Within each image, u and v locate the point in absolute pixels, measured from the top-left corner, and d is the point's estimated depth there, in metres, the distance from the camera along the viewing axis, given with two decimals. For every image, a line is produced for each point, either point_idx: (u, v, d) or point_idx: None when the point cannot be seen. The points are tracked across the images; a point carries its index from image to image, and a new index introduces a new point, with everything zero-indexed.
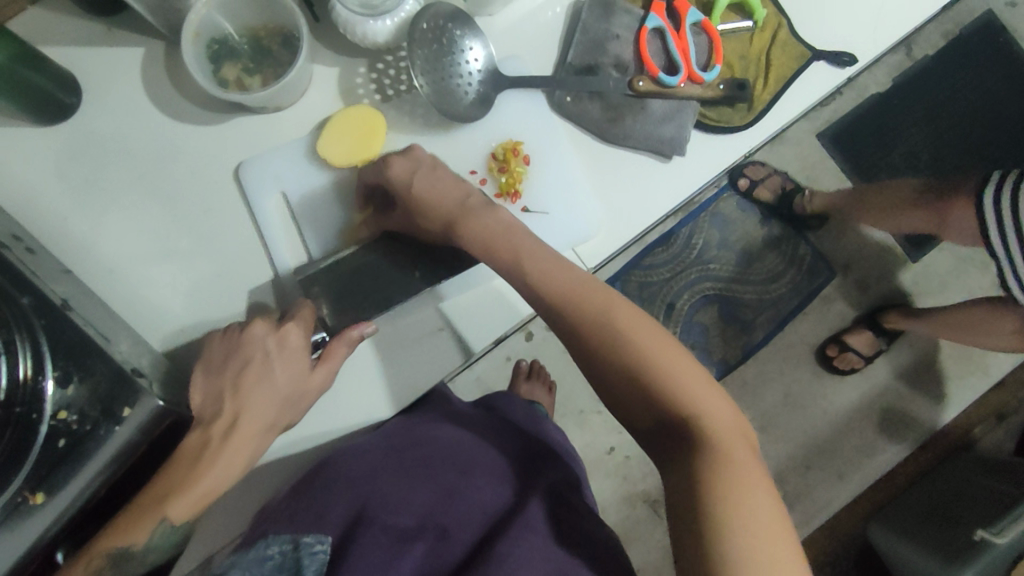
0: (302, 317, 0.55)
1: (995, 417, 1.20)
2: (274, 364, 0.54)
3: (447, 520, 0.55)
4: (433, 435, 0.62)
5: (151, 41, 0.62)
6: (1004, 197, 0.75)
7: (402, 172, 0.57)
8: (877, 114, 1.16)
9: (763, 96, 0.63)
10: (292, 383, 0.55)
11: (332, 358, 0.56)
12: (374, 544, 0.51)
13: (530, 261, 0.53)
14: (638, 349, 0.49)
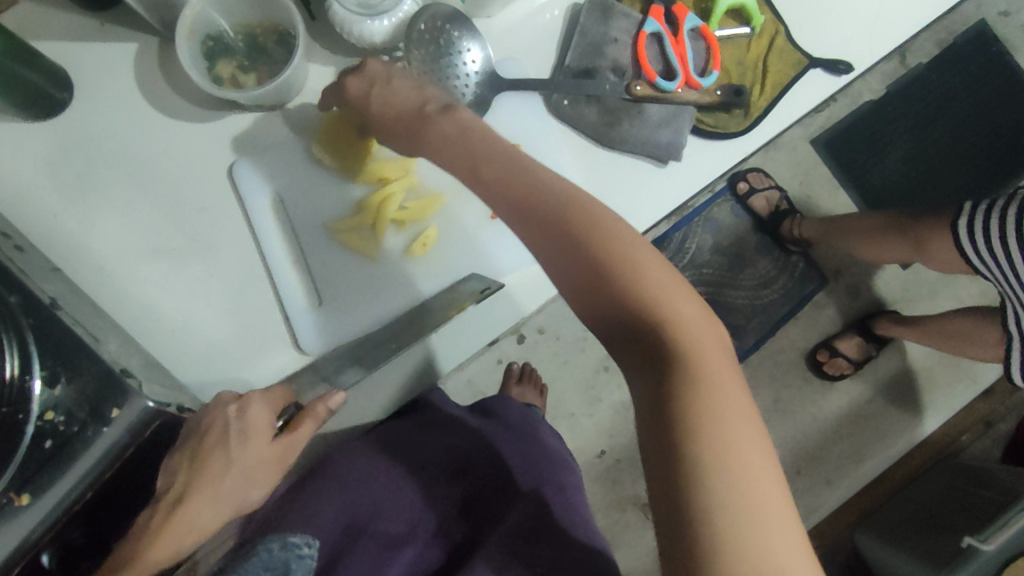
0: (266, 399, 0.54)
1: (983, 424, 1.21)
2: (241, 443, 0.51)
3: (433, 526, 0.57)
4: (426, 437, 0.63)
5: (145, 37, 0.61)
6: (976, 229, 0.80)
7: (357, 91, 0.53)
8: (870, 122, 1.16)
9: (760, 102, 0.63)
10: (255, 468, 0.52)
11: (299, 435, 0.53)
12: (365, 553, 0.52)
13: (496, 158, 0.46)
14: (613, 247, 0.42)
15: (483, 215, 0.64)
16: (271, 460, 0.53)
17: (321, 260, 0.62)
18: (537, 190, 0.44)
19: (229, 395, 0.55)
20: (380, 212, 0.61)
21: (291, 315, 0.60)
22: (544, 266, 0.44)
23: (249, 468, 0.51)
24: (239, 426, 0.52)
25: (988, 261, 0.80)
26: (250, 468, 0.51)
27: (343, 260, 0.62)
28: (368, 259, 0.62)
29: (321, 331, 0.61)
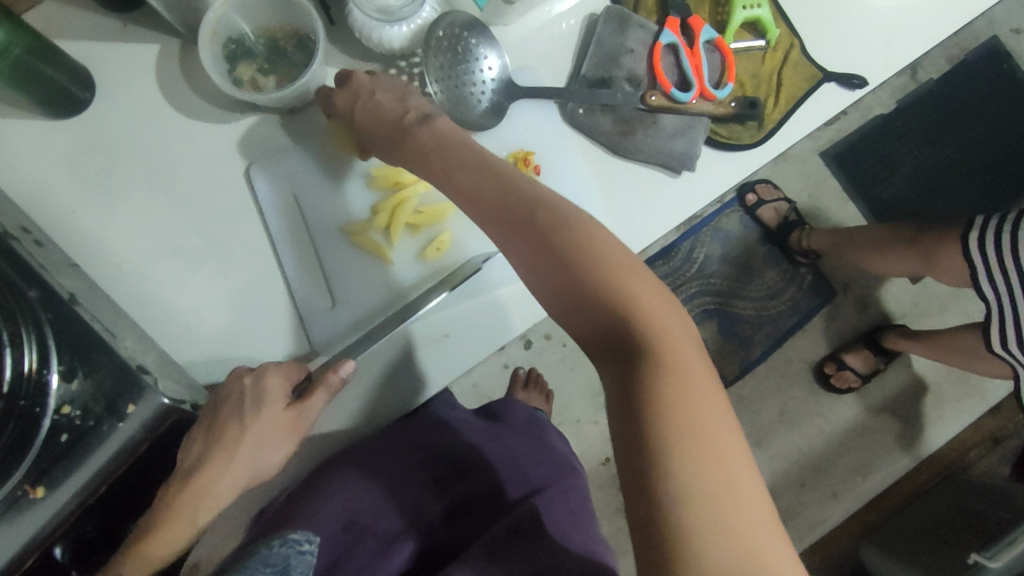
0: (282, 369, 0.56)
1: (990, 442, 1.21)
2: (256, 412, 0.55)
3: (430, 524, 0.56)
4: (433, 434, 0.63)
5: (167, 39, 0.62)
6: (987, 242, 0.81)
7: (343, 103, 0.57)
8: (881, 135, 1.17)
9: (774, 115, 0.64)
10: (271, 435, 0.55)
11: (313, 404, 0.56)
12: (360, 556, 0.53)
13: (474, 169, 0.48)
14: (564, 227, 0.44)
15: None
16: (287, 426, 0.56)
17: (334, 261, 0.62)
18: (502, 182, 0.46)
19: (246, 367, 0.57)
20: (395, 214, 0.61)
21: (306, 316, 0.61)
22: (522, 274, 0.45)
23: (264, 434, 0.55)
24: (257, 395, 0.55)
25: (995, 277, 0.81)
26: (267, 434, 0.55)
27: (357, 263, 0.62)
28: (381, 262, 0.62)
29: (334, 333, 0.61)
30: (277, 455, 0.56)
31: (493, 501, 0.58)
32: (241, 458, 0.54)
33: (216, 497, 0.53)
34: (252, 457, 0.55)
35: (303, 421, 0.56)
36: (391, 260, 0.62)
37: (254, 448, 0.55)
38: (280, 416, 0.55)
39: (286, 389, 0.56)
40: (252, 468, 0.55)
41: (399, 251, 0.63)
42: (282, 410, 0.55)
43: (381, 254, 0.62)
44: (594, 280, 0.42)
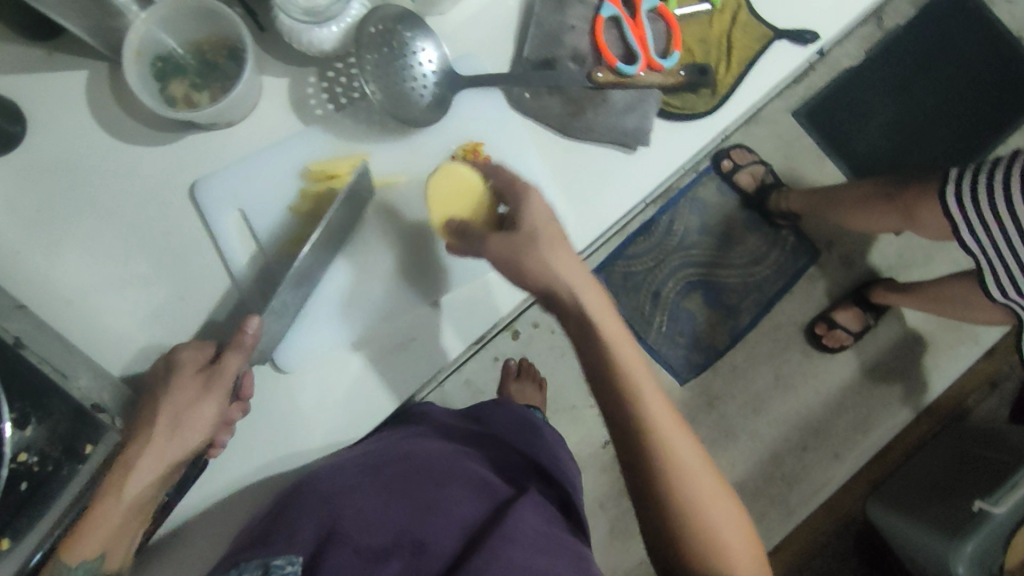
0: (197, 345, 0.56)
1: (987, 385, 1.19)
2: (170, 382, 0.55)
3: (422, 534, 0.52)
4: (408, 448, 0.61)
5: (93, 62, 0.60)
6: (964, 193, 0.79)
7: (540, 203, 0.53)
8: (850, 88, 1.17)
9: (727, 79, 0.61)
10: (183, 401, 0.54)
11: (226, 366, 0.55)
12: (342, 564, 0.49)
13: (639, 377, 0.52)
14: (690, 483, 0.50)
15: None
16: (200, 388, 0.55)
17: None
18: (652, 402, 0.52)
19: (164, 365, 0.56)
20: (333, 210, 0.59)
21: None
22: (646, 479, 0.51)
23: (177, 398, 0.54)
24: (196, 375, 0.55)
25: (978, 230, 0.79)
26: (180, 400, 0.54)
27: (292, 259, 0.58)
28: None
29: None
30: (201, 422, 0.55)
31: (485, 510, 0.55)
32: (162, 430, 0.53)
33: (144, 471, 0.52)
34: (171, 428, 0.54)
35: (216, 382, 0.55)
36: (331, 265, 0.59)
37: (172, 416, 0.54)
38: (191, 381, 0.55)
39: (200, 357, 0.56)
40: (179, 442, 0.54)
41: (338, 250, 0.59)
42: (194, 374, 0.55)
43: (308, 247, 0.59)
44: (696, 530, 0.50)
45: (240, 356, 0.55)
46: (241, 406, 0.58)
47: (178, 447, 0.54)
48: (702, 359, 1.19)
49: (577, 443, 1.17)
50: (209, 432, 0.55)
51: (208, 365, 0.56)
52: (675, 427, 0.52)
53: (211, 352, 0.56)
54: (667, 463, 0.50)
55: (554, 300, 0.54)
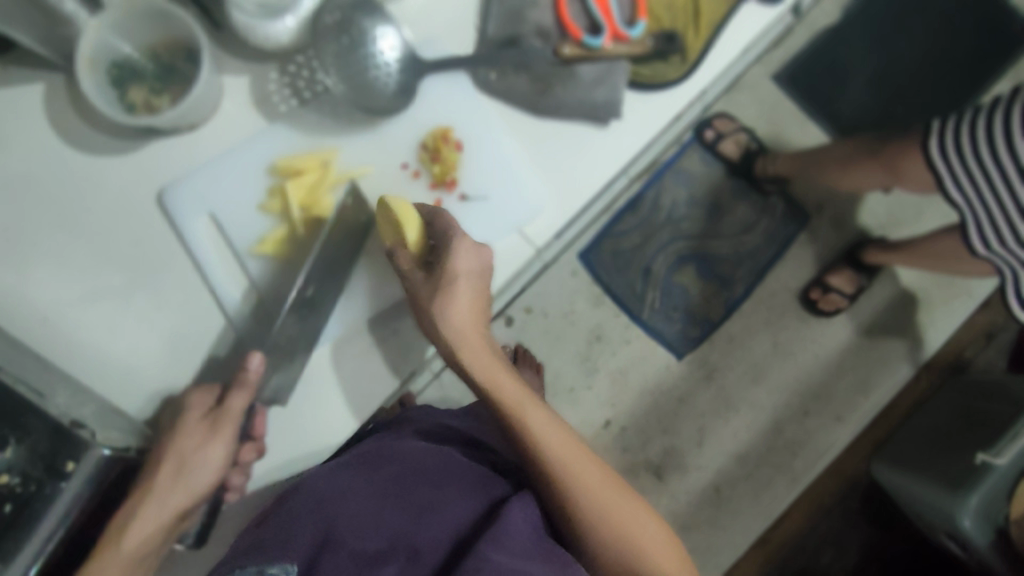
0: (205, 390, 0.58)
1: (984, 337, 1.18)
2: (176, 425, 0.56)
3: (420, 540, 0.51)
4: (400, 449, 0.60)
5: (49, 74, 0.58)
6: (946, 143, 0.78)
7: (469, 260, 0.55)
8: (829, 49, 1.16)
9: (696, 45, 0.60)
10: (191, 446, 0.56)
11: (230, 405, 0.56)
12: (337, 571, 0.47)
13: (529, 413, 0.54)
14: (603, 511, 0.52)
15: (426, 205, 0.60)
16: (208, 432, 0.57)
17: (264, 278, 0.58)
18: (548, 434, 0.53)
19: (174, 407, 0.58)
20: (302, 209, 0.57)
21: (245, 339, 0.58)
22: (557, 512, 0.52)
23: (183, 443, 0.56)
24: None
25: (962, 181, 0.79)
26: (187, 444, 0.56)
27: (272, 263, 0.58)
28: (286, 264, 0.59)
29: (274, 355, 0.58)
30: (208, 465, 0.57)
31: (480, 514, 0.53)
32: (168, 474, 0.55)
33: (149, 517, 0.53)
34: (177, 472, 0.56)
35: (222, 424, 0.57)
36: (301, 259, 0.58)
37: (179, 458, 0.56)
38: (198, 428, 0.57)
39: (207, 403, 0.58)
40: (187, 486, 0.55)
41: (311, 244, 0.57)
42: (200, 419, 0.57)
43: (282, 248, 0.58)
44: (616, 545, 0.51)
45: (242, 395, 0.57)
46: (255, 447, 0.58)
47: (187, 490, 0.55)
48: (698, 332, 1.19)
49: (577, 425, 1.17)
50: (216, 476, 0.57)
51: (215, 409, 0.57)
52: (575, 451, 0.54)
53: (219, 395, 0.58)
54: (575, 505, 0.52)
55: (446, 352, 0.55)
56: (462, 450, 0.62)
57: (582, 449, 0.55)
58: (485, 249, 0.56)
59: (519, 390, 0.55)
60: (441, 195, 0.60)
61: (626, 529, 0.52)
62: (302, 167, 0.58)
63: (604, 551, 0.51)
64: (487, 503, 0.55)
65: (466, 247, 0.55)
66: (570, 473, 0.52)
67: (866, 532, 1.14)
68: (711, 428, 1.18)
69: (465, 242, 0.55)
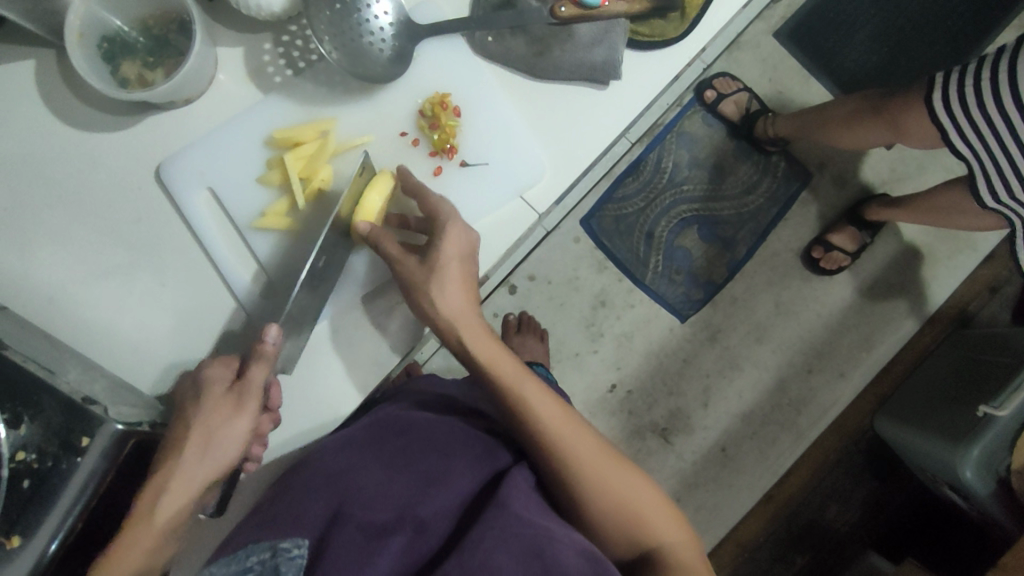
0: (226, 358, 0.54)
1: (987, 291, 1.18)
2: (198, 400, 0.52)
3: (424, 512, 0.52)
4: (410, 419, 0.60)
5: (41, 51, 0.58)
6: (951, 96, 0.77)
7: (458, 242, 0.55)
8: (830, 4, 1.14)
9: (696, 1, 0.59)
10: (219, 420, 0.52)
11: (251, 377, 0.52)
12: (347, 545, 0.48)
13: (525, 390, 0.56)
14: (597, 479, 0.54)
15: (426, 173, 0.59)
16: (232, 406, 0.52)
17: (266, 253, 0.58)
18: (543, 411, 0.55)
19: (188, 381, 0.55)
20: (302, 179, 0.57)
21: (251, 314, 0.58)
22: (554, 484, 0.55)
23: (207, 416, 0.51)
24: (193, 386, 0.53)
25: (969, 134, 0.78)
26: (214, 417, 0.51)
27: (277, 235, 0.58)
28: (289, 236, 0.58)
29: None
30: (235, 440, 0.52)
31: (483, 486, 0.55)
32: (194, 450, 0.50)
33: (176, 493, 0.49)
34: (203, 449, 0.51)
35: (248, 398, 0.52)
36: (301, 230, 0.58)
37: (205, 434, 0.51)
38: (223, 400, 0.52)
39: (230, 374, 0.53)
40: (212, 463, 0.51)
41: (313, 212, 0.57)
42: (223, 393, 0.52)
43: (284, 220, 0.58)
44: (611, 514, 0.54)
45: (264, 366, 0.52)
46: (271, 417, 0.56)
47: (212, 468, 0.51)
48: (702, 294, 1.19)
49: (584, 390, 1.18)
50: (242, 449, 0.52)
51: (235, 382, 0.53)
52: (571, 426, 0.56)
53: (240, 367, 0.54)
54: (569, 474, 0.54)
55: (443, 334, 0.57)
56: (471, 420, 0.62)
57: (580, 424, 0.56)
58: (473, 233, 0.56)
59: (516, 368, 0.58)
60: (441, 161, 0.60)
61: (619, 494, 0.54)
62: (301, 137, 0.57)
63: (600, 518, 0.54)
64: (491, 472, 0.56)
65: (451, 231, 0.55)
66: (562, 446, 0.54)
67: (869, 486, 1.15)
68: (715, 388, 1.19)
69: (455, 228, 0.55)
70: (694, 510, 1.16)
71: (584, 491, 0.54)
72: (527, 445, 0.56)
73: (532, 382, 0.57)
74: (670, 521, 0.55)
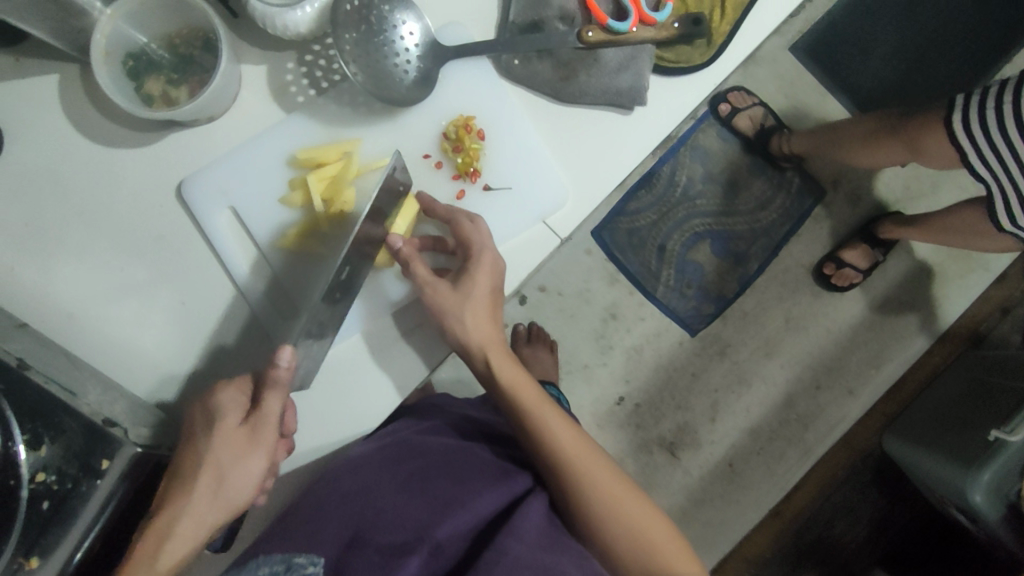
0: (234, 381, 0.53)
1: (1000, 311, 1.17)
2: (210, 433, 0.51)
3: (441, 533, 0.50)
4: (426, 444, 0.60)
5: (64, 65, 0.57)
6: (972, 120, 0.77)
7: (489, 265, 0.55)
8: (849, 20, 1.14)
9: (722, 28, 0.59)
10: (230, 458, 0.50)
11: (264, 408, 0.50)
12: (364, 567, 0.48)
13: (543, 415, 0.56)
14: (612, 507, 0.53)
15: (450, 196, 0.59)
16: (244, 443, 0.51)
17: (288, 273, 0.58)
18: (561, 436, 0.55)
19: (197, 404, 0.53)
20: (326, 201, 0.57)
21: (271, 334, 0.58)
22: (568, 510, 0.54)
23: (220, 452, 0.50)
24: (209, 416, 0.52)
25: (988, 157, 0.77)
26: (225, 455, 0.50)
27: (300, 257, 0.58)
28: (312, 257, 0.58)
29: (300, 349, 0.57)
30: (248, 477, 0.51)
31: (502, 505, 0.54)
32: (207, 487, 0.49)
33: (183, 538, 0.48)
34: (216, 487, 0.50)
35: (262, 432, 0.51)
36: (323, 252, 0.58)
37: (216, 473, 0.50)
38: (235, 435, 0.51)
39: (241, 400, 0.52)
40: (223, 503, 0.50)
41: (336, 235, 0.57)
42: (238, 425, 0.51)
43: (307, 242, 0.58)
44: (627, 542, 0.53)
45: (278, 395, 0.50)
46: (284, 445, 0.56)
47: (223, 509, 0.50)
48: (712, 308, 1.19)
49: (592, 402, 1.18)
50: (256, 488, 0.51)
51: (250, 412, 0.52)
52: (589, 452, 0.55)
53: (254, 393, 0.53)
54: (584, 503, 0.53)
55: (467, 354, 0.57)
56: (489, 446, 0.62)
57: (597, 452, 0.56)
58: (499, 264, 0.56)
59: (536, 394, 0.58)
60: (464, 185, 0.60)
61: (636, 526, 0.53)
62: (324, 159, 0.57)
63: (616, 546, 0.53)
64: (509, 494, 0.55)
65: (484, 266, 0.55)
66: (579, 474, 0.54)
67: (877, 504, 1.15)
68: (724, 403, 1.18)
69: (485, 256, 0.55)
70: (700, 526, 1.16)
71: (600, 518, 0.53)
72: (543, 471, 0.56)
73: (551, 408, 0.57)
74: (686, 555, 0.53)
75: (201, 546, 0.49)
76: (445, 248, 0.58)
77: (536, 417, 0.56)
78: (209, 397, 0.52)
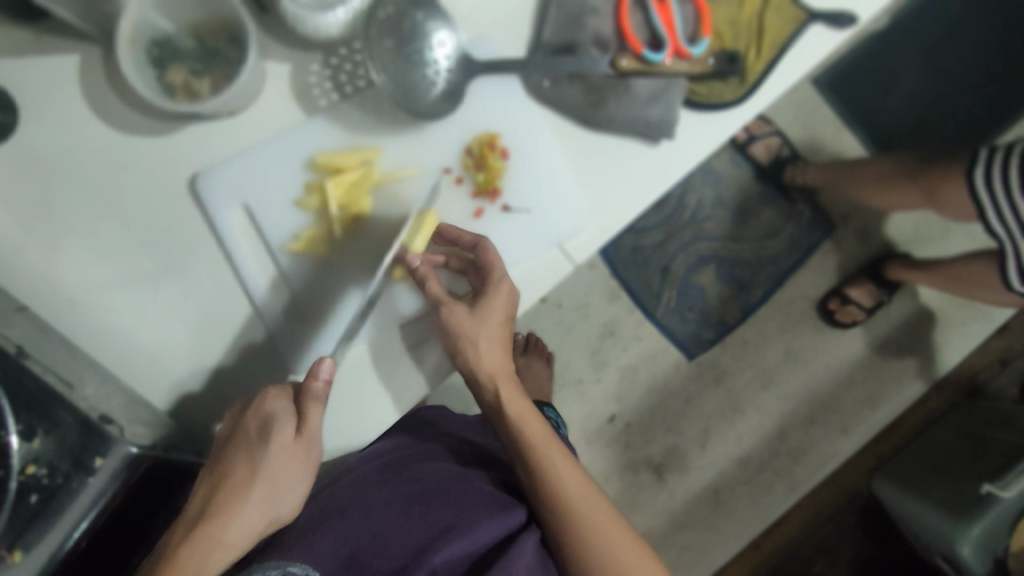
0: (281, 389, 0.51)
1: (998, 363, 1.17)
2: (266, 443, 0.48)
3: (437, 560, 0.50)
4: (424, 467, 0.58)
5: (85, 47, 0.56)
6: (994, 177, 0.76)
7: (506, 293, 0.55)
8: (875, 57, 1.13)
9: (756, 66, 0.58)
10: (286, 473, 0.48)
11: (312, 423, 0.49)
12: None
13: (543, 448, 0.56)
14: (606, 546, 0.53)
15: (467, 214, 0.59)
16: (298, 458, 0.49)
17: (298, 278, 0.57)
18: (560, 473, 0.55)
19: (234, 411, 0.51)
20: (341, 209, 0.56)
21: (275, 335, 0.58)
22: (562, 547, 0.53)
23: (276, 464, 0.48)
24: (263, 425, 0.49)
25: (1005, 215, 0.77)
26: (277, 467, 0.48)
27: (312, 263, 0.57)
28: (322, 263, 0.57)
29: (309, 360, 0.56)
30: (295, 492, 0.49)
31: (496, 536, 0.54)
32: (261, 497, 0.47)
33: (228, 548, 0.45)
34: (269, 496, 0.47)
35: (313, 447, 0.50)
36: (336, 260, 0.57)
37: (270, 485, 0.47)
38: (290, 447, 0.49)
39: (291, 409, 0.50)
40: (271, 516, 0.47)
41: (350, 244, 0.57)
42: (292, 439, 0.49)
43: (318, 247, 0.57)
44: None
45: (321, 410, 0.50)
46: None
47: (267, 524, 0.47)
48: (711, 333, 1.18)
49: (583, 417, 1.17)
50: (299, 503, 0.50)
51: (302, 425, 0.49)
52: (585, 489, 0.55)
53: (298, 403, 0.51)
54: (580, 544, 0.53)
55: (473, 381, 0.58)
56: (485, 472, 0.61)
57: (593, 490, 0.56)
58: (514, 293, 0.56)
59: (538, 425, 0.58)
60: (483, 204, 0.59)
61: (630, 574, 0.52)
62: (340, 166, 0.56)
63: None
64: (504, 527, 0.55)
65: (501, 292, 0.55)
66: (573, 512, 0.53)
67: (859, 544, 1.14)
68: (715, 429, 1.18)
69: (502, 285, 0.55)
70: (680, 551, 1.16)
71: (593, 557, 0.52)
72: (539, 505, 0.55)
73: (552, 441, 0.57)
74: None
75: (236, 562, 0.46)
76: (462, 269, 0.58)
77: (537, 449, 0.56)
78: (258, 403, 0.50)
